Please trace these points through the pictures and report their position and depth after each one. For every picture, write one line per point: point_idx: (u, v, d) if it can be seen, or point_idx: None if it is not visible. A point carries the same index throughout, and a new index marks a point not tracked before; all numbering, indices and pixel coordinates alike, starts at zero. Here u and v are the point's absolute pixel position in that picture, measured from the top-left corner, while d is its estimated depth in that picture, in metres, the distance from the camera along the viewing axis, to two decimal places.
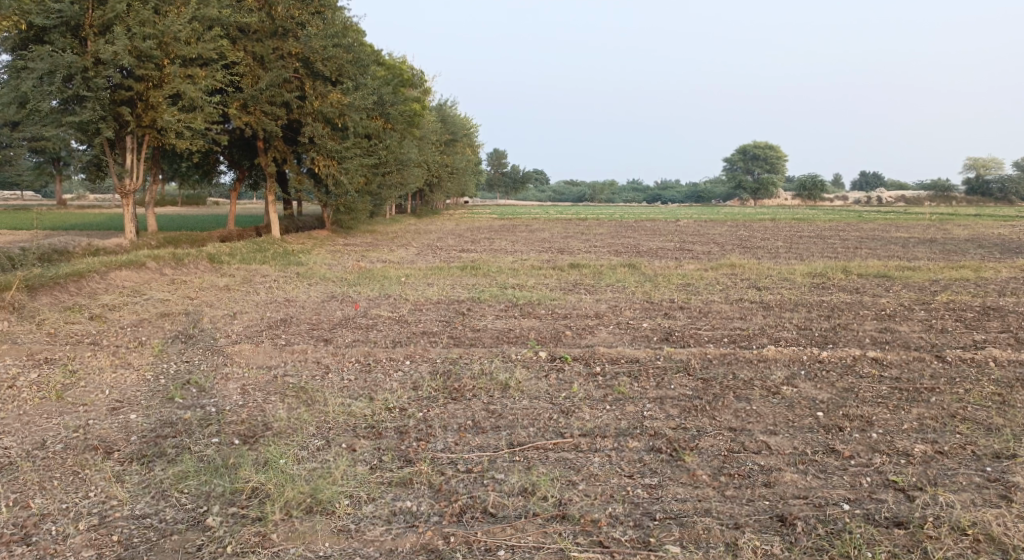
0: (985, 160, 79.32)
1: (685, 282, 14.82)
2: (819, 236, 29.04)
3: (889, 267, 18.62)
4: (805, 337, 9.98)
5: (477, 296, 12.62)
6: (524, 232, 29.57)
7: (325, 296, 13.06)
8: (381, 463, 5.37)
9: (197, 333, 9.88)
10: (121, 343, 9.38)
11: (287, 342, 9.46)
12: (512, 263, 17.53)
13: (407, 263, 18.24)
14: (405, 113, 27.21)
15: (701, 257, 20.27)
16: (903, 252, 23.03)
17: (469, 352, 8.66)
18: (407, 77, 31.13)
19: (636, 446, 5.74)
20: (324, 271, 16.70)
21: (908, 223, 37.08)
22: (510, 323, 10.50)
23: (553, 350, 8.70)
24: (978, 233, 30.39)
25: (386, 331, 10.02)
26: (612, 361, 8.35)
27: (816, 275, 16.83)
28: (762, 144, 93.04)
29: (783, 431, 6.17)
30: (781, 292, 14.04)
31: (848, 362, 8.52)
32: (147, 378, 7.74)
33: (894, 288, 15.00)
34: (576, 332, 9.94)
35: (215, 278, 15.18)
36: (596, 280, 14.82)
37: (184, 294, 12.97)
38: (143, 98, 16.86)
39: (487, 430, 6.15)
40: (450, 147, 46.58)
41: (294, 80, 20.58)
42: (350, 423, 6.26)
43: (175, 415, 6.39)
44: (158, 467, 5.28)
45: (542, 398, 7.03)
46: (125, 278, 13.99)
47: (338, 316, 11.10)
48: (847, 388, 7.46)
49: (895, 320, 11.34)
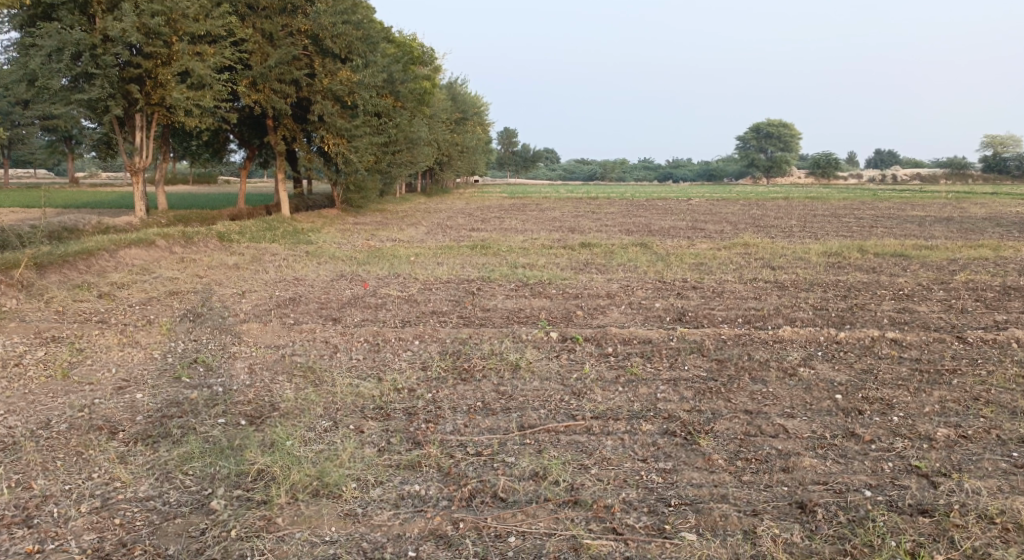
0: (1003, 137, 78.13)
1: (698, 261, 14.61)
2: (833, 215, 28.68)
3: (906, 246, 18.31)
4: (821, 317, 9.79)
5: (487, 275, 12.47)
6: (535, 211, 29.35)
7: (334, 275, 12.95)
8: (389, 445, 5.26)
9: (205, 312, 9.80)
10: (128, 321, 9.32)
11: (295, 321, 9.36)
12: (523, 243, 17.35)
13: (418, 242, 18.10)
14: (415, 90, 26.95)
15: (714, 236, 20.00)
16: (919, 231, 22.66)
17: (479, 332, 8.53)
18: (417, 54, 30.79)
19: (649, 429, 5.62)
20: (334, 250, 16.58)
21: (923, 202, 36.57)
22: (521, 302, 10.35)
23: (564, 331, 8.56)
24: (996, 212, 29.92)
25: (396, 310, 9.90)
26: (624, 342, 8.20)
27: (831, 254, 16.57)
28: (775, 122, 91.85)
29: (801, 413, 6.02)
30: (795, 271, 13.80)
31: (866, 344, 8.33)
32: (154, 356, 7.67)
33: (911, 267, 14.73)
34: (588, 312, 9.79)
35: (224, 256, 15.10)
36: (608, 259, 14.63)
37: (192, 272, 12.89)
38: (151, 76, 16.72)
39: (497, 412, 6.03)
40: (460, 125, 46.18)
41: (302, 58, 20.38)
42: (358, 404, 6.16)
43: (182, 395, 6.31)
44: (163, 448, 5.20)
45: (553, 379, 6.90)
46: (134, 255, 13.93)
47: (347, 295, 10.98)
48: (865, 370, 7.29)
49: (914, 300, 11.12)
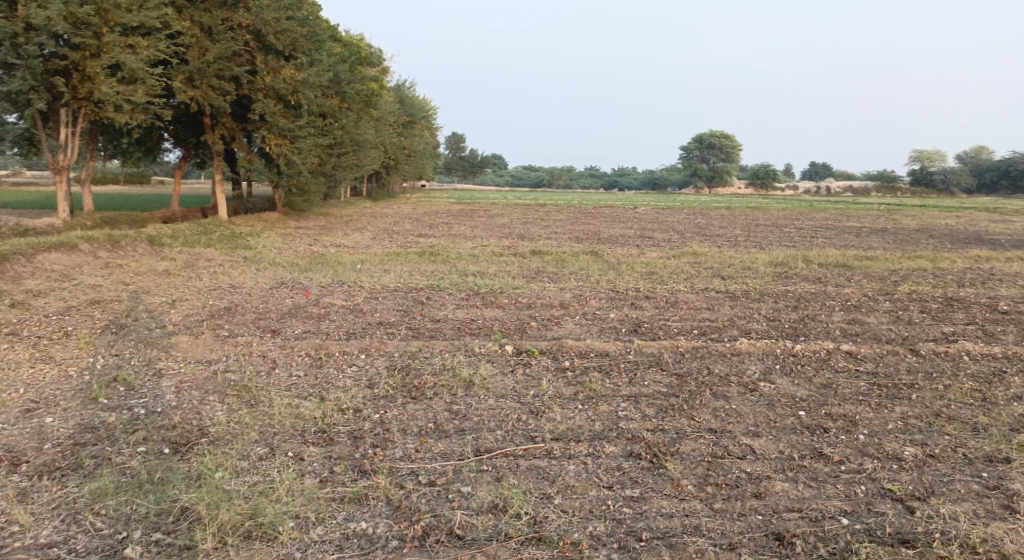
0: (930, 151, 81.29)
1: (649, 270, 14.46)
2: (774, 224, 29.08)
3: (848, 256, 18.55)
4: (776, 328, 9.66)
5: (436, 284, 12.03)
6: (482, 217, 28.95)
7: (274, 282, 12.33)
8: (332, 474, 4.81)
9: (131, 324, 9.12)
10: (43, 334, 8.60)
11: (231, 333, 8.76)
12: (471, 250, 16.95)
13: (363, 248, 17.53)
14: (360, 92, 26.30)
15: (662, 245, 19.95)
16: (858, 241, 23.11)
17: (429, 345, 8.10)
18: (362, 55, 30.13)
19: (613, 452, 5.30)
20: (273, 255, 15.88)
21: (857, 214, 37.55)
22: (471, 313, 9.95)
23: (518, 344, 8.19)
24: (927, 223, 30.80)
25: (339, 321, 9.38)
26: (580, 356, 7.88)
27: (777, 264, 16.65)
28: (717, 133, 93.53)
29: (766, 432, 5.78)
30: (745, 281, 13.75)
31: (822, 356, 8.18)
32: (71, 374, 7.04)
33: (856, 278, 14.86)
34: (541, 323, 9.45)
35: (154, 262, 14.27)
36: (559, 267, 14.34)
37: (119, 279, 12.11)
38: (78, 69, 15.81)
39: (450, 435, 5.63)
40: (406, 129, 45.52)
41: (243, 54, 19.57)
42: (297, 427, 5.68)
43: (98, 420, 5.75)
44: (71, 483, 4.65)
45: (508, 397, 6.52)
46: (55, 261, 13.07)
47: (288, 304, 10.42)
48: (825, 384, 7.12)
49: (862, 311, 11.12)
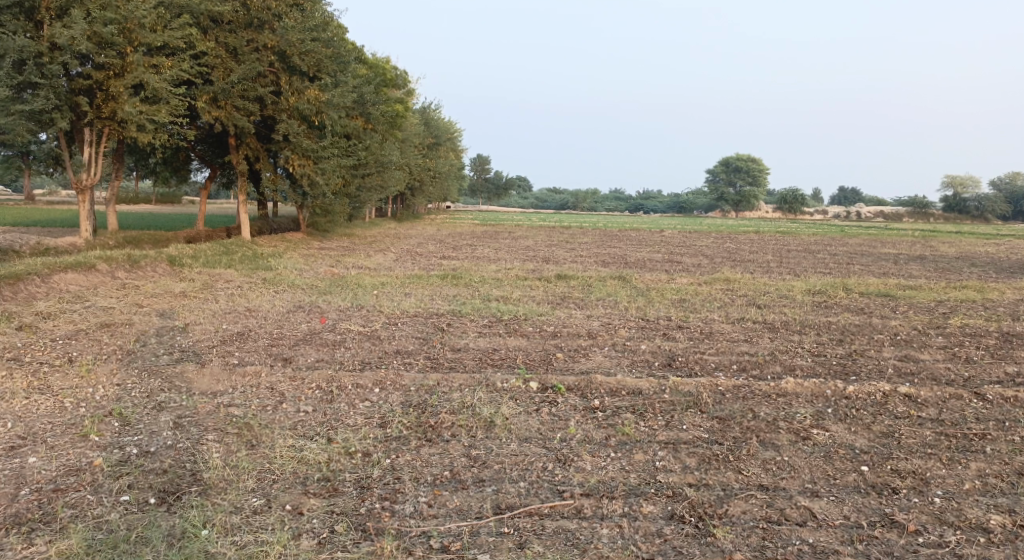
0: (964, 177, 79.54)
1: (680, 298, 13.78)
2: (807, 250, 28.24)
3: (890, 285, 17.71)
4: (822, 365, 8.93)
5: (458, 309, 11.47)
6: (506, 239, 28.41)
7: (291, 306, 11.86)
8: (332, 535, 4.31)
9: (137, 350, 8.67)
10: (45, 360, 8.17)
11: (240, 361, 8.26)
12: (496, 273, 16.41)
13: (384, 270, 17.11)
14: (386, 113, 25.99)
15: (692, 270, 19.29)
16: (897, 269, 22.19)
17: (448, 379, 7.51)
18: (388, 76, 29.88)
19: (653, 513, 4.68)
20: (292, 277, 15.47)
21: (892, 240, 36.46)
22: (493, 342, 9.37)
23: (543, 379, 7.55)
24: (967, 251, 29.65)
25: (355, 350, 8.83)
26: (611, 393, 7.23)
27: (816, 293, 15.88)
28: (745, 156, 92.55)
29: (825, 491, 5.12)
30: (782, 311, 13.01)
31: (878, 400, 7.44)
32: (65, 406, 6.56)
33: (902, 309, 14.03)
34: (568, 355, 8.82)
35: (172, 283, 13.92)
36: (586, 293, 13.72)
37: (132, 301, 11.72)
38: (103, 88, 15.70)
39: (468, 487, 5.04)
40: (431, 151, 45.29)
41: (268, 75, 19.31)
42: (299, 475, 5.12)
43: (84, 461, 5.25)
44: (41, 540, 4.20)
45: (533, 442, 5.90)
46: (70, 281, 12.77)
47: (303, 330, 9.92)
48: (885, 433, 6.41)
49: (914, 347, 10.34)
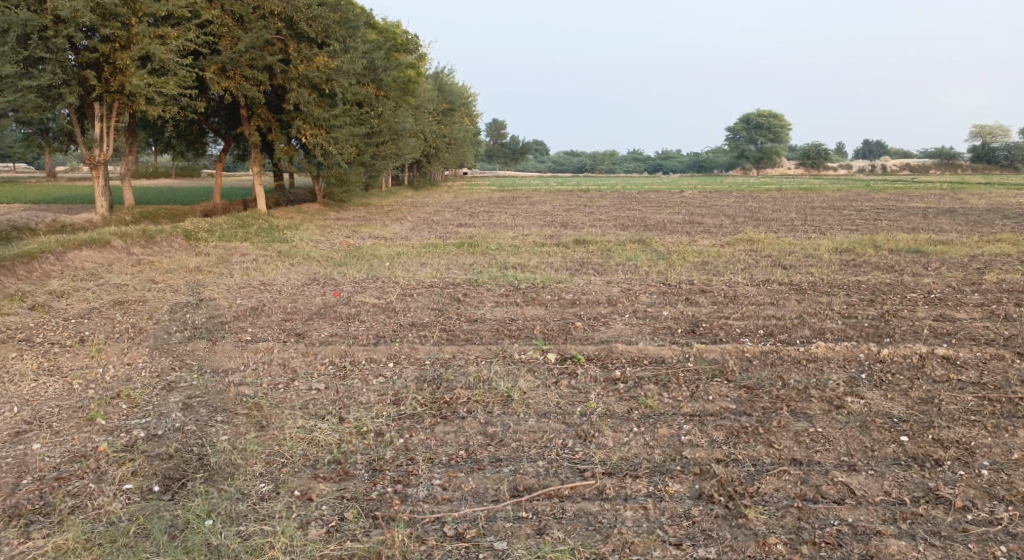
0: (993, 126, 77.46)
1: (702, 260, 13.38)
2: (832, 207, 27.57)
3: (920, 241, 17.15)
4: (853, 328, 8.57)
5: (474, 278, 11.19)
6: (523, 205, 27.98)
7: (305, 278, 11.66)
8: (342, 523, 4.14)
9: (149, 327, 8.51)
10: (56, 340, 8.04)
11: (252, 337, 8.08)
12: (513, 240, 16.08)
13: (401, 239, 16.88)
14: (398, 79, 25.55)
15: (714, 231, 18.84)
16: (926, 224, 21.54)
17: (464, 351, 7.27)
18: (400, 41, 29.32)
19: (679, 493, 4.43)
20: (309, 249, 15.27)
21: (920, 193, 35.54)
22: (511, 311, 9.11)
23: (563, 349, 7.30)
24: (997, 202, 28.81)
25: (369, 323, 8.61)
26: (633, 362, 6.97)
27: (843, 251, 15.41)
28: (765, 112, 90.81)
29: (864, 466, 4.84)
30: (809, 271, 12.57)
31: (914, 363, 7.10)
32: (74, 389, 6.41)
33: (934, 265, 13.55)
34: (588, 323, 8.54)
35: (186, 257, 13.77)
36: (605, 258, 13.38)
37: (145, 277, 11.57)
38: (110, 61, 15.47)
39: (485, 467, 4.81)
40: (447, 117, 44.72)
41: (276, 42, 18.82)
42: (309, 457, 4.91)
43: (89, 446, 5.09)
44: (38, 534, 4.07)
45: (552, 417, 5.65)
46: (85, 258, 12.67)
47: (317, 304, 9.72)
48: (924, 399, 6.09)
49: (949, 305, 9.93)
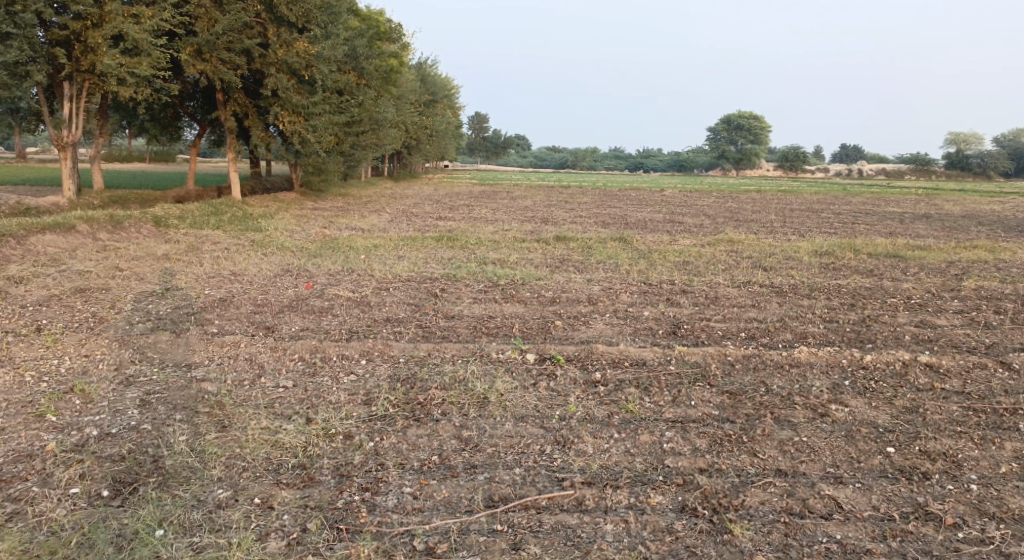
0: (967, 134, 78.44)
1: (683, 260, 13.24)
2: (811, 209, 27.64)
3: (899, 246, 17.16)
4: (836, 333, 8.45)
5: (452, 273, 10.95)
6: (503, 200, 27.72)
7: (278, 269, 11.34)
8: (304, 536, 3.99)
9: (111, 317, 8.16)
10: (12, 328, 7.67)
11: (220, 330, 7.77)
12: (492, 235, 15.84)
13: (378, 231, 16.57)
14: (379, 68, 25.16)
15: (694, 230, 18.75)
16: (904, 229, 21.62)
17: (440, 349, 7.02)
18: (383, 30, 28.90)
19: (661, 505, 4.27)
20: (283, 239, 14.92)
21: (895, 198, 35.83)
22: (489, 308, 8.88)
23: (541, 348, 7.08)
24: (972, 209, 29.10)
25: (342, 317, 8.34)
26: (613, 364, 6.77)
27: (823, 254, 15.36)
28: (745, 114, 91.29)
29: (852, 478, 4.68)
30: (790, 273, 12.48)
31: (898, 370, 6.98)
32: (26, 381, 6.08)
33: (913, 270, 13.52)
34: (568, 322, 8.34)
35: (155, 244, 13.36)
36: (586, 256, 13.19)
37: (111, 264, 11.19)
38: (81, 39, 14.99)
39: (459, 475, 4.59)
40: (428, 108, 44.29)
41: (254, 26, 18.35)
42: (272, 461, 4.66)
43: (36, 445, 4.79)
44: None
45: (529, 421, 5.43)
46: (48, 243, 12.24)
47: (289, 296, 9.42)
48: (908, 408, 5.96)
49: (931, 312, 9.86)
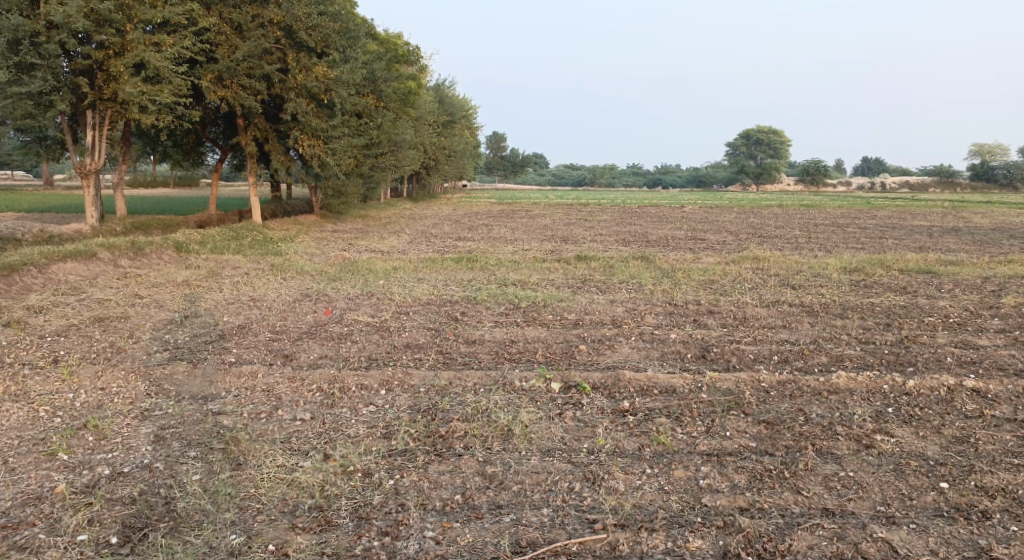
0: (991, 145, 77.32)
1: (707, 279, 12.92)
2: (836, 224, 27.18)
3: (929, 261, 16.70)
4: (873, 355, 8.10)
5: (472, 296, 10.73)
6: (523, 219, 27.53)
7: (297, 294, 11.18)
8: None
9: (128, 347, 8.02)
10: (28, 360, 7.53)
11: (236, 359, 7.59)
12: (513, 255, 15.63)
13: (398, 253, 16.45)
14: (398, 90, 25.17)
15: (718, 247, 18.42)
16: (932, 243, 21.13)
17: (461, 377, 6.77)
18: (401, 52, 28.97)
19: (702, 550, 4.11)
20: (302, 262, 14.82)
21: (921, 211, 35.20)
22: (511, 332, 8.63)
23: (566, 375, 6.80)
24: (1001, 222, 28.47)
25: (361, 344, 8.13)
26: (642, 393, 6.48)
27: (852, 271, 14.96)
28: (765, 129, 90.72)
29: (905, 520, 4.38)
30: (819, 291, 12.12)
31: (944, 395, 6.62)
32: (39, 417, 5.91)
33: (946, 287, 13.09)
34: (593, 346, 8.07)
35: (176, 271, 13.30)
36: (608, 276, 12.92)
37: (130, 292, 11.09)
38: (103, 68, 15.07)
39: (484, 517, 4.36)
40: (447, 128, 44.38)
41: (274, 51, 18.40)
42: (288, 503, 4.47)
43: (46, 486, 4.61)
44: None
45: (556, 455, 5.16)
46: (69, 271, 12.20)
47: (307, 322, 9.23)
48: (959, 438, 5.62)
49: (970, 331, 9.47)
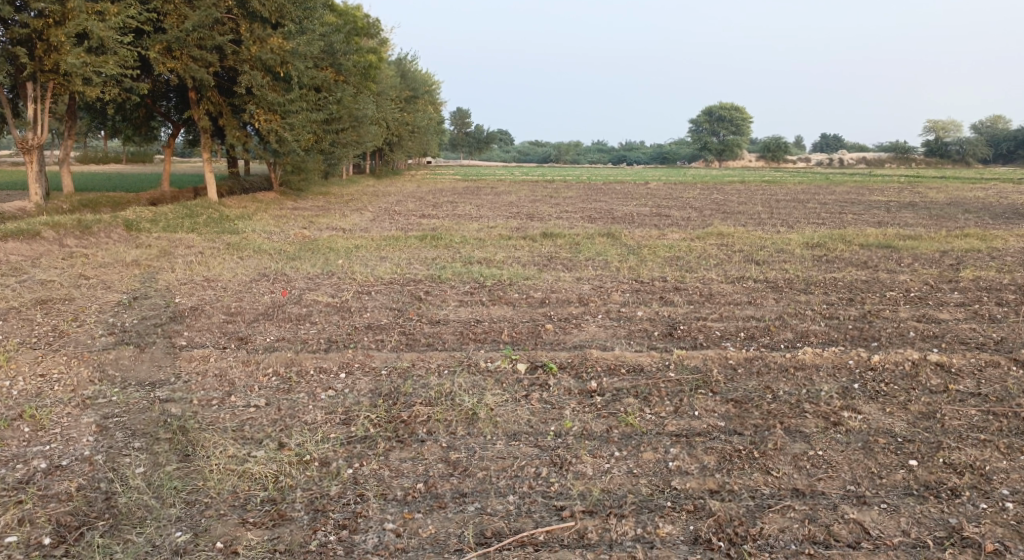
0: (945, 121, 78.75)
1: (673, 255, 12.85)
2: (797, 200, 27.40)
3: (889, 235, 16.87)
4: (838, 331, 8.07)
5: (436, 274, 10.49)
6: (487, 195, 27.24)
7: (254, 274, 10.82)
8: None
9: (72, 332, 7.63)
10: None
11: (188, 343, 7.27)
12: (477, 232, 15.39)
13: (360, 231, 16.10)
14: (358, 63, 24.56)
15: (682, 223, 18.40)
16: (891, 218, 21.38)
17: (424, 359, 6.56)
18: (361, 25, 28.27)
19: (672, 536, 4.00)
20: (260, 241, 14.40)
21: (878, 186, 35.63)
22: (475, 312, 8.43)
23: (532, 355, 6.63)
24: (956, 196, 28.94)
25: (320, 325, 7.87)
26: (609, 372, 6.34)
27: (814, 246, 15.02)
28: (727, 105, 91.18)
29: (876, 500, 4.32)
30: (783, 267, 12.13)
31: (909, 370, 6.59)
32: None
33: (906, 261, 13.20)
34: (559, 325, 7.91)
35: (126, 250, 12.81)
36: (574, 253, 12.77)
37: (77, 272, 10.62)
38: (43, 38, 14.37)
39: (448, 507, 4.19)
40: (409, 104, 43.66)
41: (227, 22, 17.71)
42: (239, 496, 4.25)
43: None
44: None
45: (522, 439, 5.00)
46: (10, 251, 11.66)
47: (264, 303, 8.91)
48: (925, 413, 5.59)
49: (932, 305, 9.52)
